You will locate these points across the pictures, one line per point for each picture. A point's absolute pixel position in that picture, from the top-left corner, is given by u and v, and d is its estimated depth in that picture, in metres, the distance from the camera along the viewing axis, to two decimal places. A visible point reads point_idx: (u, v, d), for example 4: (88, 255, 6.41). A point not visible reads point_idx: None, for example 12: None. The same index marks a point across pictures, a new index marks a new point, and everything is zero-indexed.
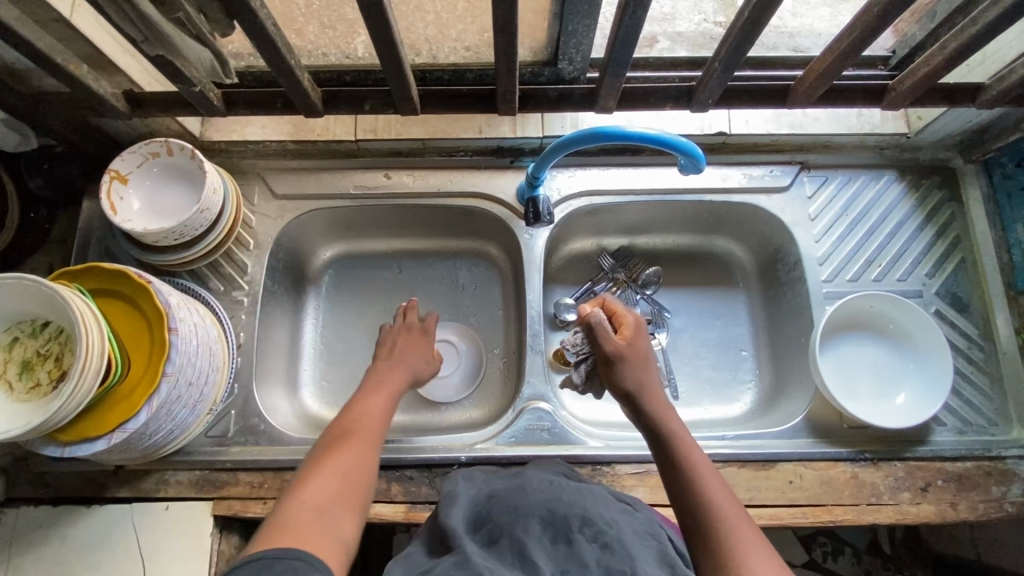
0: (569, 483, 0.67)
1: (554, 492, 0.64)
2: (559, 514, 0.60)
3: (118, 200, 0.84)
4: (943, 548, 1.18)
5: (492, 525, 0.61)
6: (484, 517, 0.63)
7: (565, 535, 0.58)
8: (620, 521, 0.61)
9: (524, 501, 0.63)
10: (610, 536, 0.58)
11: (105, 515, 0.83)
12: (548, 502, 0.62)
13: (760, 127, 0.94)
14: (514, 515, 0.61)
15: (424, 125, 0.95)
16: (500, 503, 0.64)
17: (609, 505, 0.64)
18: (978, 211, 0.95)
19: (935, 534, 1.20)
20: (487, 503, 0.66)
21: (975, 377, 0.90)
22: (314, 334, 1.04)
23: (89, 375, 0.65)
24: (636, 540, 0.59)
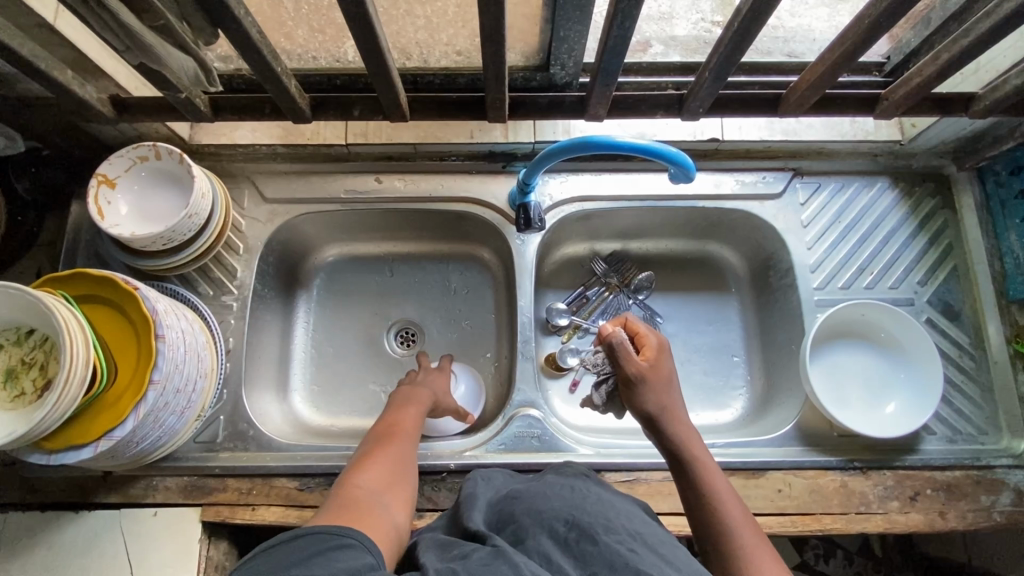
0: (587, 490, 0.65)
1: (576, 499, 0.61)
2: (581, 519, 0.57)
3: (105, 205, 0.83)
4: (935, 552, 1.19)
5: (511, 530, 0.59)
6: (503, 521, 0.61)
7: (590, 537, 0.55)
8: (646, 530, 0.57)
9: (546, 507, 0.60)
10: (636, 542, 0.54)
11: (93, 521, 0.83)
12: (571, 508, 0.59)
13: (753, 134, 0.93)
14: (534, 519, 0.58)
15: (416, 129, 0.94)
16: (519, 508, 0.62)
17: (631, 514, 0.60)
18: (971, 219, 0.95)
19: (927, 538, 1.20)
20: (502, 503, 0.65)
21: (965, 385, 0.90)
22: (304, 338, 1.03)
23: (73, 385, 0.64)
24: (668, 550, 0.55)
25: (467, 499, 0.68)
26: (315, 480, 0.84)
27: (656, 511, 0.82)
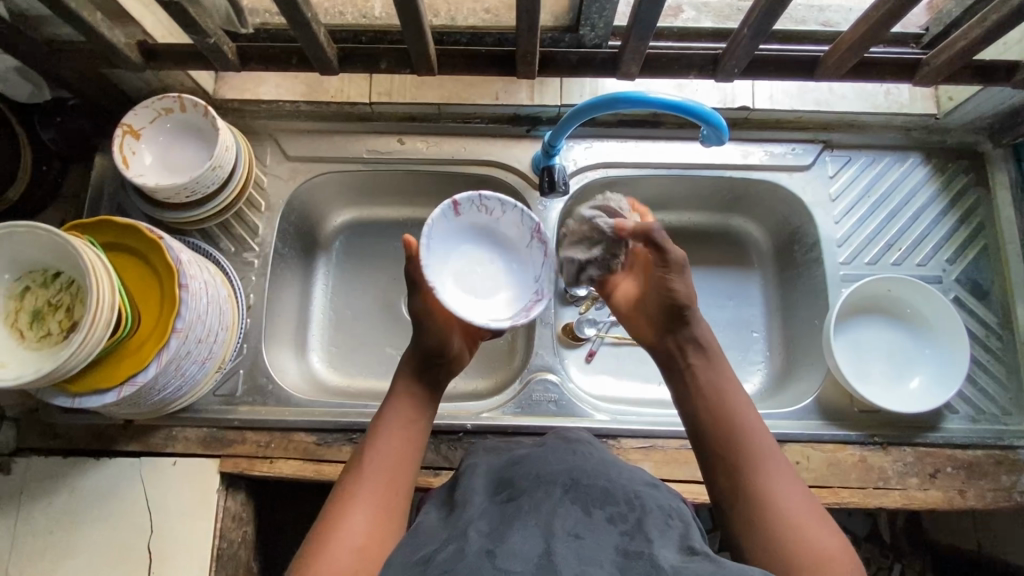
0: (600, 455, 0.66)
1: (577, 462, 0.62)
2: (581, 484, 0.58)
3: (130, 154, 0.83)
4: (945, 540, 1.18)
5: (511, 496, 0.58)
6: (504, 484, 0.61)
7: (586, 504, 0.56)
8: (643, 495, 0.58)
9: (547, 471, 0.60)
10: (628, 515, 0.55)
11: (113, 468, 0.84)
12: (572, 472, 0.60)
13: (784, 103, 0.91)
14: (536, 482, 0.59)
15: (439, 89, 0.93)
16: (522, 473, 0.61)
17: (637, 479, 0.62)
18: (1005, 196, 0.93)
19: (938, 524, 1.19)
20: (508, 469, 0.64)
21: (991, 365, 0.88)
22: (323, 300, 1.03)
23: (99, 327, 0.65)
24: (659, 519, 0.55)
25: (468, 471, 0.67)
26: (333, 436, 0.85)
27: (673, 478, 0.82)
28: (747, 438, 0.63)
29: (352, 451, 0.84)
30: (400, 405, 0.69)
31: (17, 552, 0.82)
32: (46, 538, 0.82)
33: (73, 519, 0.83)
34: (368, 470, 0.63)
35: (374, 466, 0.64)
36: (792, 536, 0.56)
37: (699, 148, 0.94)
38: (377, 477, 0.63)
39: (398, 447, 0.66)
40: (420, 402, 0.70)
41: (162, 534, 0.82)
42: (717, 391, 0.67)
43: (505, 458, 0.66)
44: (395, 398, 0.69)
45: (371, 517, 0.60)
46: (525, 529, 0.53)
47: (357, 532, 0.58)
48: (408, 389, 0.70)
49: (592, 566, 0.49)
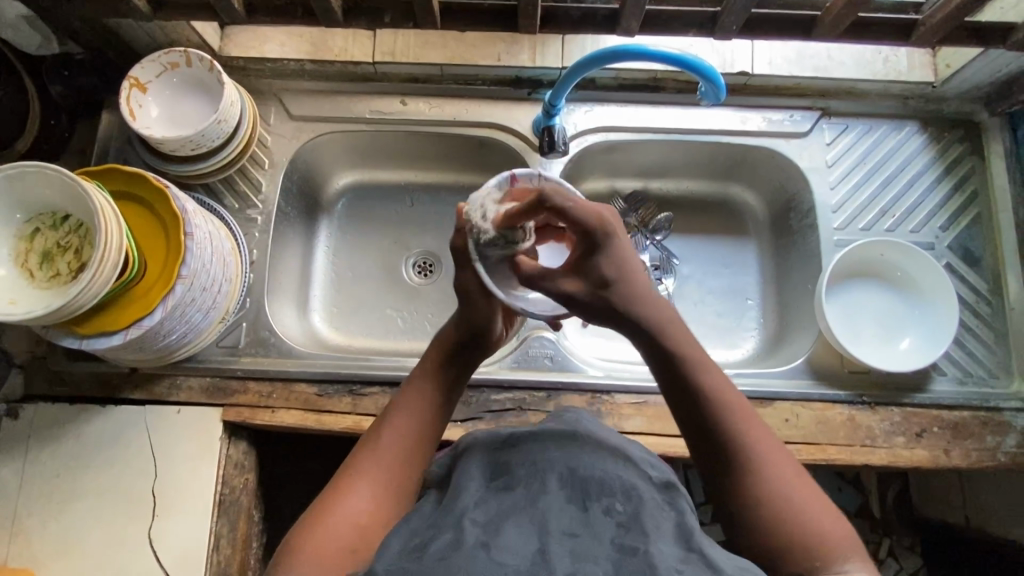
0: (601, 431, 0.63)
1: (574, 447, 0.59)
2: (579, 473, 0.56)
3: (137, 107, 0.85)
4: (932, 514, 1.20)
5: (507, 483, 0.57)
6: (498, 469, 0.59)
7: (583, 498, 0.54)
8: (643, 488, 0.56)
9: (545, 457, 0.59)
10: (627, 509, 0.53)
11: (119, 415, 0.86)
12: (570, 460, 0.57)
13: (783, 68, 0.92)
14: (532, 471, 0.57)
15: (443, 49, 0.94)
16: (519, 457, 0.59)
17: (639, 470, 0.59)
18: (999, 165, 0.94)
19: (925, 499, 1.22)
20: (503, 453, 0.61)
21: (979, 330, 0.90)
22: (324, 261, 1.05)
23: (108, 267, 0.67)
24: (657, 512, 0.54)
25: (465, 451, 0.64)
26: (334, 387, 0.87)
27: (664, 434, 0.84)
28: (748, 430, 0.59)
29: (352, 401, 0.86)
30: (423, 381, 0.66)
31: (25, 493, 0.84)
32: (53, 481, 0.84)
33: (80, 462, 0.85)
34: (383, 446, 0.61)
35: (390, 444, 0.62)
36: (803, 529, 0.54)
37: (698, 113, 0.96)
38: (390, 449, 0.61)
39: (416, 427, 0.63)
40: (444, 381, 0.66)
41: (166, 479, 0.84)
42: (709, 379, 0.61)
43: (501, 437, 0.64)
44: (418, 374, 0.67)
45: (378, 494, 0.59)
46: (520, 522, 0.51)
47: (359, 510, 0.57)
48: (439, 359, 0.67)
49: (587, 562, 0.48)
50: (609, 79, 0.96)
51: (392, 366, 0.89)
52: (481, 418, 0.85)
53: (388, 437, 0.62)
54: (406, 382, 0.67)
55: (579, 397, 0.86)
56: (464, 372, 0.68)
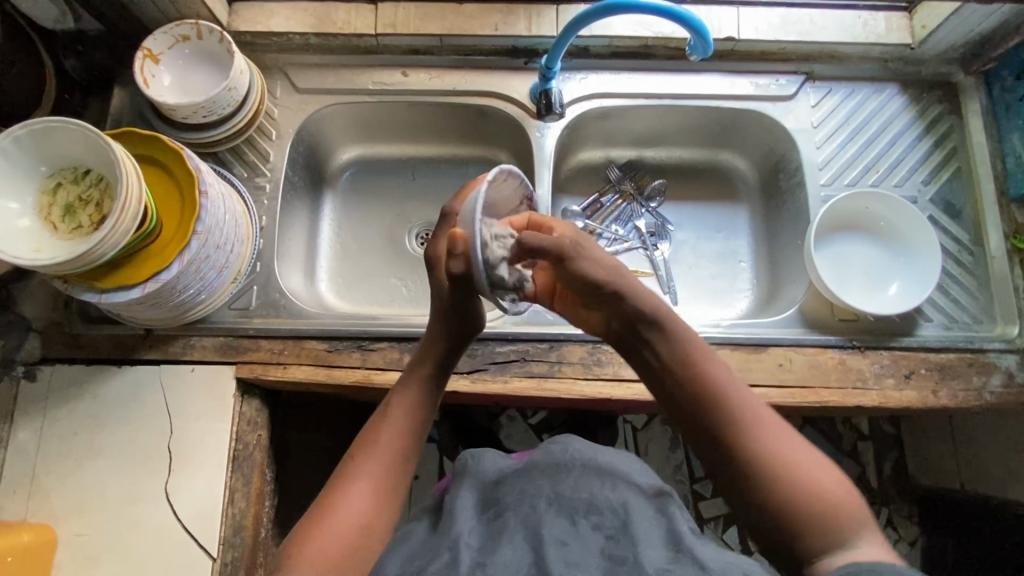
0: (585, 454, 0.78)
1: (560, 475, 0.74)
2: (566, 497, 0.71)
3: (150, 77, 0.88)
4: (928, 480, 1.23)
5: (497, 513, 0.72)
6: (492, 500, 0.74)
7: (571, 516, 0.69)
8: (628, 502, 0.71)
9: (532, 486, 0.73)
10: (615, 524, 0.68)
11: (135, 373, 0.89)
12: (556, 486, 0.73)
13: (768, 33, 0.97)
14: (522, 497, 0.72)
15: (442, 21, 0.98)
16: (507, 487, 0.74)
17: (627, 487, 0.73)
18: (976, 123, 0.98)
19: (920, 466, 1.24)
20: (498, 482, 0.76)
21: (962, 278, 0.93)
22: (330, 233, 1.08)
23: (127, 219, 0.69)
24: (644, 522, 0.69)
25: (460, 477, 0.78)
26: (344, 343, 0.90)
27: None
28: (748, 411, 0.67)
29: (361, 356, 0.90)
30: (412, 388, 0.74)
31: (43, 452, 0.86)
32: (71, 440, 0.87)
33: (97, 421, 0.87)
34: (377, 451, 0.70)
35: (385, 447, 0.70)
36: (811, 493, 0.62)
37: (688, 78, 1.00)
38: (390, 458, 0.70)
39: (409, 431, 0.72)
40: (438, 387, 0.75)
41: (181, 435, 0.87)
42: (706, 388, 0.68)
43: (492, 476, 0.78)
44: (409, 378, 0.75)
45: (379, 500, 0.68)
46: (513, 543, 0.67)
47: (358, 508, 0.66)
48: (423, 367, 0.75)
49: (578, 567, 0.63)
50: (602, 47, 1.00)
51: (399, 321, 0.92)
52: (486, 369, 0.88)
53: (385, 439, 0.70)
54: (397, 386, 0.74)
55: (581, 348, 0.89)
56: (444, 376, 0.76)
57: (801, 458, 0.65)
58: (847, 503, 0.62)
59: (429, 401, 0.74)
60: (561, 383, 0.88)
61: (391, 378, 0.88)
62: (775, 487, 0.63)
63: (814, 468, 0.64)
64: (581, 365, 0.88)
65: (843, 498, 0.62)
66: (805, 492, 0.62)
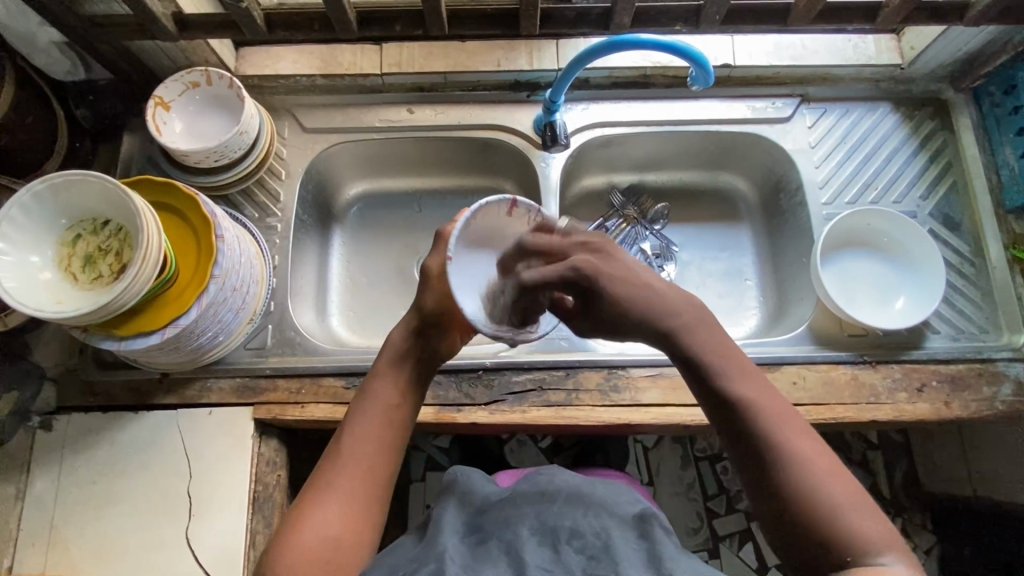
0: (567, 486, 0.78)
1: (542, 505, 0.73)
2: (550, 524, 0.70)
3: (162, 123, 0.90)
4: (939, 489, 1.23)
5: (480, 539, 0.71)
6: (474, 528, 0.73)
7: (554, 543, 0.67)
8: (610, 527, 0.70)
9: (515, 514, 0.73)
10: (595, 545, 0.67)
11: (153, 418, 0.89)
12: (539, 514, 0.72)
13: (762, 59, 0.99)
14: (505, 524, 0.71)
15: (445, 58, 1.00)
16: (490, 518, 0.74)
17: (608, 516, 0.72)
18: (969, 136, 1.01)
19: (930, 475, 1.25)
20: (480, 516, 0.76)
21: (965, 289, 0.95)
22: (339, 269, 1.09)
23: (149, 266, 0.70)
24: (626, 545, 0.67)
25: (453, 490, 0.81)
26: (360, 379, 0.91)
27: (680, 403, 0.88)
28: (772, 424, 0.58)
29: None
30: (384, 388, 0.69)
31: (61, 501, 0.86)
32: (89, 488, 0.86)
33: (114, 468, 0.87)
34: (347, 455, 0.65)
35: (351, 457, 0.65)
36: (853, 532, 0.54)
37: (688, 104, 1.02)
38: (360, 460, 0.65)
39: (380, 433, 0.67)
40: (406, 384, 0.70)
41: (200, 478, 0.86)
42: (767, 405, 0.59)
43: (479, 499, 0.79)
44: (377, 374, 0.70)
45: (351, 506, 0.63)
46: (496, 567, 0.65)
47: (332, 525, 0.62)
48: (390, 363, 0.70)
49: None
50: (602, 78, 1.02)
51: None
52: (504, 400, 0.89)
53: (349, 448, 0.65)
54: (369, 387, 0.69)
55: (596, 373, 0.90)
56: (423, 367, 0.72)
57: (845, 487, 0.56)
58: (886, 530, 0.55)
59: (403, 399, 0.69)
60: (579, 410, 0.88)
61: None
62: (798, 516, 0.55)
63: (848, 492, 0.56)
64: (598, 392, 0.89)
65: (880, 529, 0.54)
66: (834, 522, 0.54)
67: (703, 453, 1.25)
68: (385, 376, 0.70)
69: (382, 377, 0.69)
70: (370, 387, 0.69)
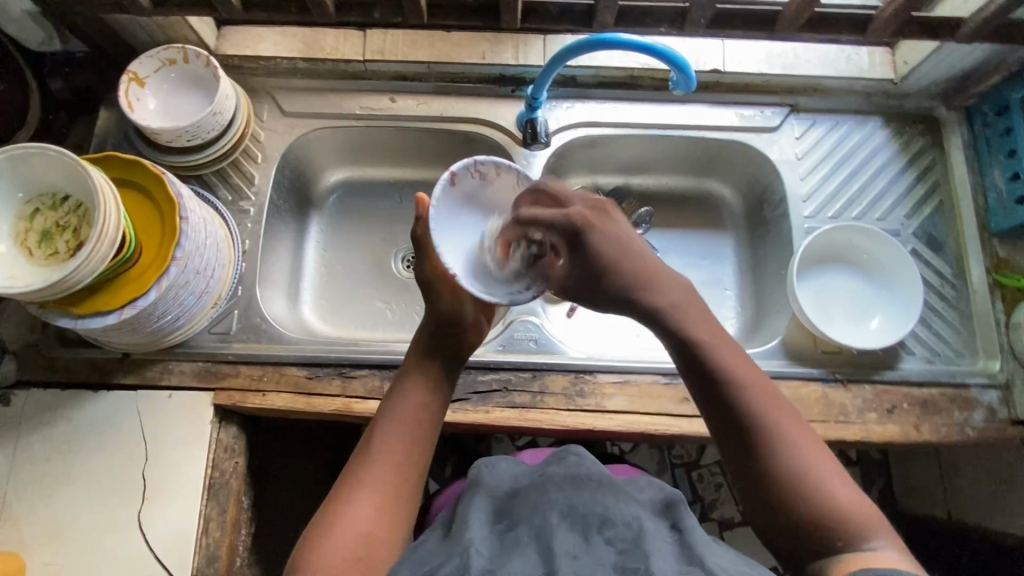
0: (596, 474, 0.74)
1: (574, 491, 0.70)
2: (579, 511, 0.66)
3: (135, 100, 0.88)
4: (912, 509, 1.22)
5: (508, 526, 0.67)
6: (502, 515, 0.69)
7: (586, 531, 0.64)
8: (643, 521, 0.66)
9: (546, 499, 0.69)
10: (627, 539, 0.63)
11: (111, 398, 0.87)
12: (569, 501, 0.68)
13: (752, 66, 0.98)
14: (535, 510, 0.67)
15: (430, 48, 0.98)
16: (518, 503, 0.70)
17: (639, 506, 0.69)
18: (958, 156, 0.99)
19: (905, 494, 1.24)
20: (508, 501, 0.71)
21: (945, 311, 0.94)
22: (315, 257, 1.08)
23: (105, 244, 0.68)
24: (659, 540, 0.64)
25: (472, 489, 0.75)
26: (324, 370, 0.90)
27: (645, 411, 0.87)
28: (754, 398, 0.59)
29: (341, 384, 0.89)
30: (416, 385, 0.71)
31: (15, 478, 0.85)
32: (44, 465, 0.85)
33: (71, 447, 0.86)
34: (385, 450, 0.66)
35: (383, 454, 0.66)
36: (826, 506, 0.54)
37: (674, 108, 1.00)
38: (397, 457, 0.66)
39: (415, 428, 0.68)
40: (435, 380, 0.72)
41: (156, 461, 0.85)
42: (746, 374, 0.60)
43: (504, 490, 0.74)
44: (411, 369, 0.72)
45: (383, 501, 0.64)
46: (524, 554, 0.61)
47: (364, 516, 0.62)
48: (423, 360, 0.73)
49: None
50: (589, 77, 1.01)
51: (380, 350, 0.91)
52: (467, 399, 0.87)
53: (389, 439, 0.67)
54: (401, 382, 0.72)
55: (563, 377, 0.89)
56: (450, 365, 0.74)
57: (822, 462, 0.56)
58: (866, 504, 0.55)
59: (439, 399, 0.71)
60: (543, 414, 0.87)
61: (370, 407, 0.87)
62: (775, 492, 0.55)
63: (827, 462, 0.56)
64: (563, 396, 0.88)
65: (863, 506, 0.54)
66: (812, 498, 0.54)
67: (679, 460, 1.21)
68: (416, 374, 0.72)
69: (416, 375, 0.72)
70: (403, 382, 0.72)
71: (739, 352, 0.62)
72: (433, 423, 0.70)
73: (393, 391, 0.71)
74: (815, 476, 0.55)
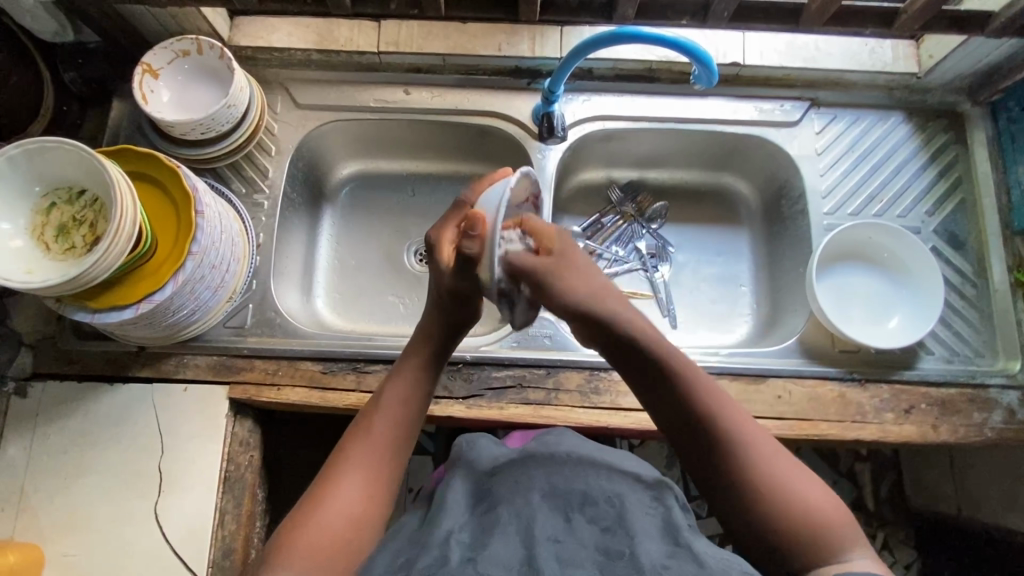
0: (581, 447, 0.75)
1: (555, 467, 0.71)
2: (561, 490, 0.68)
3: (149, 92, 0.88)
4: (925, 506, 1.21)
5: (490, 506, 0.68)
6: (483, 496, 0.70)
7: (567, 512, 0.66)
8: (624, 495, 0.68)
9: (526, 478, 0.70)
10: (609, 517, 0.65)
11: (127, 391, 0.88)
12: (551, 480, 0.69)
13: (773, 59, 0.96)
14: (517, 490, 0.68)
15: (446, 40, 0.97)
16: (499, 483, 0.71)
17: (622, 479, 0.71)
18: (981, 153, 0.97)
19: (918, 491, 1.23)
20: (489, 480, 0.72)
21: (966, 311, 0.93)
22: (327, 250, 1.07)
23: (123, 239, 0.68)
24: (641, 514, 0.66)
25: (454, 464, 0.76)
26: (338, 364, 0.90)
27: None
28: (729, 424, 0.66)
29: (356, 379, 0.89)
30: (404, 379, 0.70)
31: (32, 469, 0.85)
32: (61, 457, 0.86)
33: (87, 439, 0.86)
34: (374, 440, 0.66)
35: (377, 442, 0.66)
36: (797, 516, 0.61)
37: (693, 102, 0.99)
38: (386, 448, 0.66)
39: (404, 420, 0.68)
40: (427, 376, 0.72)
41: (171, 454, 0.86)
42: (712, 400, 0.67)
43: (487, 466, 0.75)
44: (404, 361, 0.72)
45: (371, 490, 0.64)
46: (505, 536, 0.63)
47: (352, 508, 0.62)
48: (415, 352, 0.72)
49: (573, 567, 0.60)
50: (606, 70, 1.00)
51: (394, 344, 0.91)
52: (482, 395, 0.87)
53: (378, 431, 0.67)
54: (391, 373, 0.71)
55: (578, 373, 0.88)
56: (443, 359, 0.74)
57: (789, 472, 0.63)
58: (834, 506, 0.62)
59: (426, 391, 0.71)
60: (558, 411, 0.87)
61: None
62: (764, 514, 0.62)
63: (806, 481, 0.63)
64: (578, 393, 0.88)
65: (830, 509, 0.61)
66: (793, 516, 0.61)
67: None
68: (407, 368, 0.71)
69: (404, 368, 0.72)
70: (394, 375, 0.71)
71: (716, 392, 0.68)
72: (419, 417, 0.70)
73: (389, 380, 0.71)
74: (786, 487, 0.62)
